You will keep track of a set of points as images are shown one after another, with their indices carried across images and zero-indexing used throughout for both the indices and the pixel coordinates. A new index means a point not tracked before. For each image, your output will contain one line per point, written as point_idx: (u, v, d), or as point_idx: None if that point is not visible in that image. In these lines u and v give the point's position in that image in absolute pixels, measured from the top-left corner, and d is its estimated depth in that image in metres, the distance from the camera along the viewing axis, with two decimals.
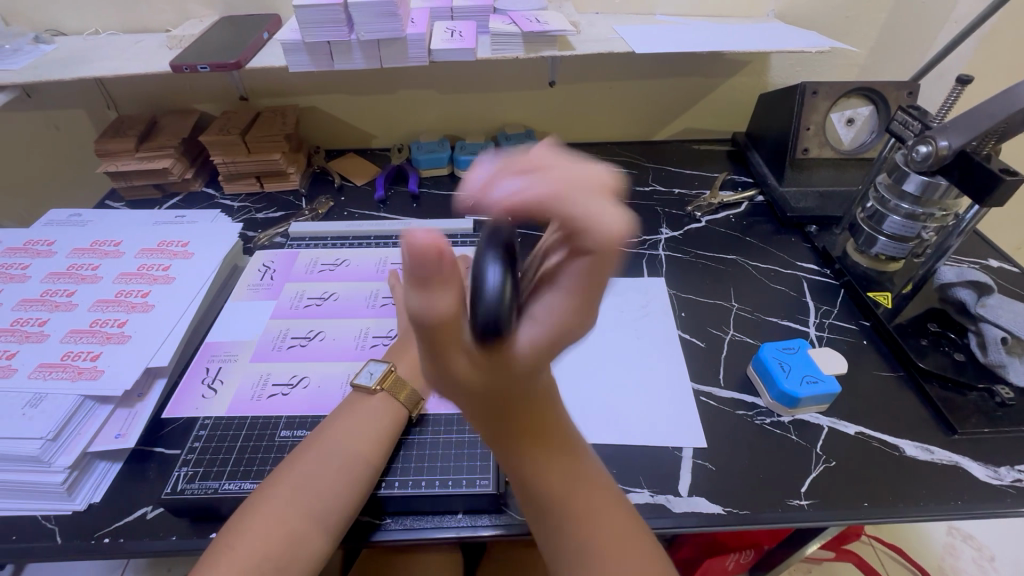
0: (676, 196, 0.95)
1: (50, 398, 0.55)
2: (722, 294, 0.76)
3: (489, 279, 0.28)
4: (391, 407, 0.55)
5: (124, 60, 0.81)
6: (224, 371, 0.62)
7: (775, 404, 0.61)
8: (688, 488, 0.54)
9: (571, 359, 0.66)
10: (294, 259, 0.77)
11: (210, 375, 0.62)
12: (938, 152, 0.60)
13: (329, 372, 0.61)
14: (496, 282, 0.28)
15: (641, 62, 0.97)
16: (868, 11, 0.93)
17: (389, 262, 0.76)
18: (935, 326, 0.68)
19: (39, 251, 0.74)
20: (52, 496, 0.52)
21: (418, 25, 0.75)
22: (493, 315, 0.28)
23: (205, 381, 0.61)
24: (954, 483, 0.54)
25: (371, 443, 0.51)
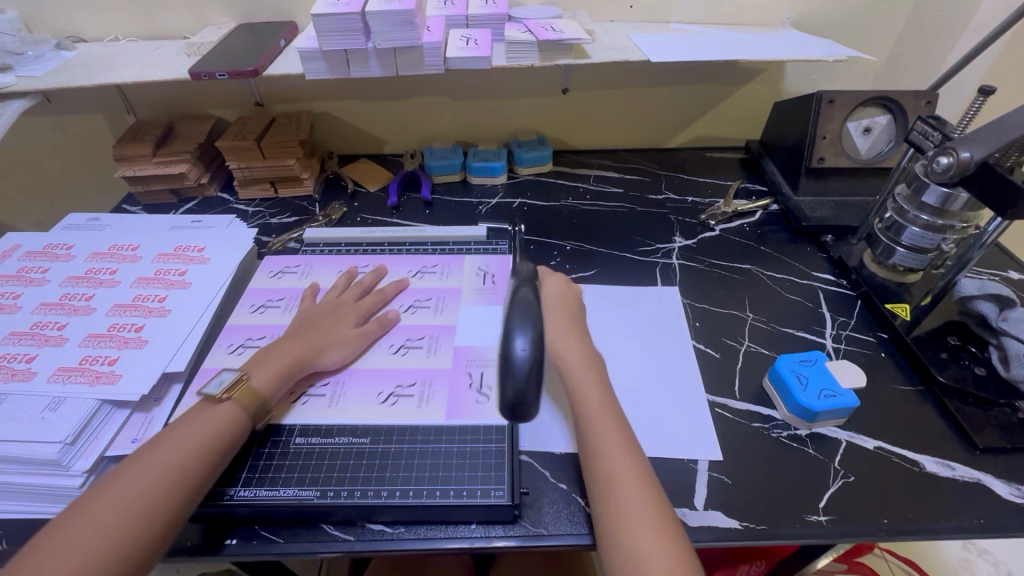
0: (689, 204, 0.94)
1: (69, 403, 0.56)
2: (737, 304, 0.75)
3: (518, 349, 0.54)
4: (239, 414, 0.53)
5: (144, 67, 0.82)
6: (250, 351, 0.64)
7: (791, 417, 0.60)
8: (704, 502, 0.54)
9: None
10: (323, 262, 0.78)
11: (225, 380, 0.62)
12: (960, 164, 0.59)
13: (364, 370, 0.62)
14: (524, 351, 0.54)
15: (656, 70, 0.97)
16: (885, 20, 0.92)
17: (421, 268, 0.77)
18: (955, 339, 0.67)
19: (58, 255, 0.75)
20: (70, 499, 0.52)
21: (435, 33, 0.75)
22: (523, 372, 0.54)
23: None
24: (976, 501, 0.53)
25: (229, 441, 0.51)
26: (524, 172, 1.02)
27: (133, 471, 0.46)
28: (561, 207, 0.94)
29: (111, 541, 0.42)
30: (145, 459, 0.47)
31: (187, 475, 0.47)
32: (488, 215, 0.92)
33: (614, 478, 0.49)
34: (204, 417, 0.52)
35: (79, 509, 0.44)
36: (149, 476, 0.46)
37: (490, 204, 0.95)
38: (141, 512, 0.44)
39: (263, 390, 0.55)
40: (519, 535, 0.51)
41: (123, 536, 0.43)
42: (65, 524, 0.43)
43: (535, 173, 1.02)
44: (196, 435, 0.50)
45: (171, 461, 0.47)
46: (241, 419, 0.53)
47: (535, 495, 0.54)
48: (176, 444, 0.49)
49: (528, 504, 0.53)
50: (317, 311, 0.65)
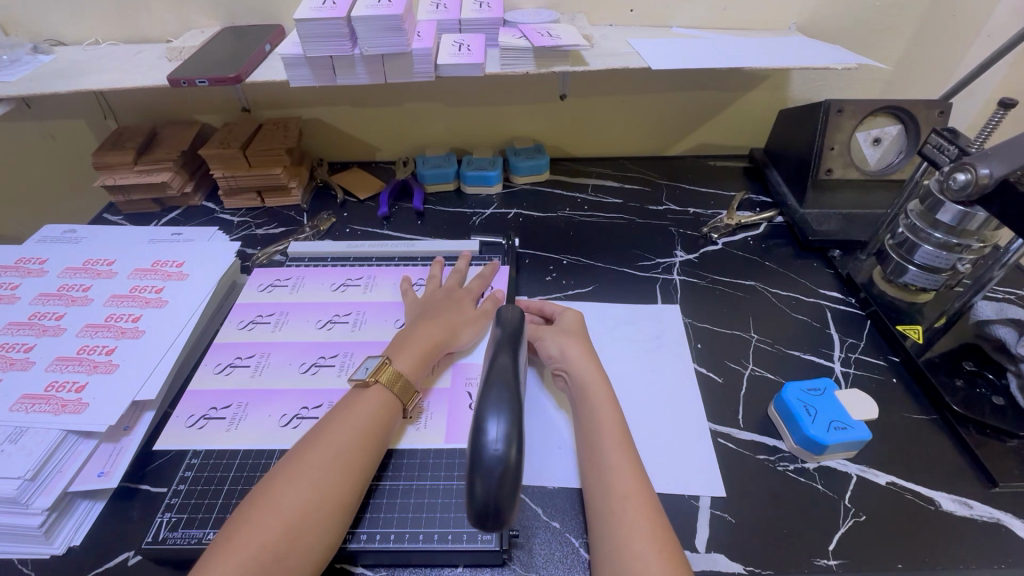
0: (691, 216, 0.91)
1: (31, 433, 0.53)
2: (740, 324, 0.72)
3: (491, 440, 0.37)
4: (388, 400, 0.53)
5: (123, 72, 0.78)
6: (235, 368, 0.62)
7: (798, 449, 0.57)
8: (706, 544, 0.50)
9: None
10: (317, 275, 0.75)
11: (202, 408, 0.58)
12: (978, 180, 0.56)
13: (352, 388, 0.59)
14: (498, 445, 0.37)
15: (658, 75, 0.93)
16: (896, 25, 0.88)
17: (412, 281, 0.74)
18: (971, 365, 0.63)
19: (30, 270, 0.71)
20: (29, 539, 0.49)
21: (425, 39, 0.71)
22: (496, 473, 0.36)
23: (215, 395, 0.59)
24: (995, 543, 0.50)
25: (364, 441, 0.49)
26: (521, 181, 0.98)
27: (310, 451, 0.47)
28: (559, 218, 0.91)
29: (290, 518, 0.43)
30: (324, 439, 0.48)
31: (354, 457, 0.48)
32: (483, 227, 0.89)
33: (624, 498, 0.46)
34: (359, 400, 0.52)
35: (267, 485, 0.45)
36: (334, 458, 0.47)
37: (484, 215, 0.91)
38: (316, 490, 0.45)
39: (406, 374, 0.55)
40: None
41: (301, 514, 0.43)
42: (261, 497, 0.44)
43: (531, 182, 0.98)
44: (356, 419, 0.50)
45: (341, 442, 0.48)
46: (395, 403, 0.53)
47: (525, 536, 0.51)
48: (341, 426, 0.49)
49: (519, 546, 0.50)
50: (433, 299, 0.66)
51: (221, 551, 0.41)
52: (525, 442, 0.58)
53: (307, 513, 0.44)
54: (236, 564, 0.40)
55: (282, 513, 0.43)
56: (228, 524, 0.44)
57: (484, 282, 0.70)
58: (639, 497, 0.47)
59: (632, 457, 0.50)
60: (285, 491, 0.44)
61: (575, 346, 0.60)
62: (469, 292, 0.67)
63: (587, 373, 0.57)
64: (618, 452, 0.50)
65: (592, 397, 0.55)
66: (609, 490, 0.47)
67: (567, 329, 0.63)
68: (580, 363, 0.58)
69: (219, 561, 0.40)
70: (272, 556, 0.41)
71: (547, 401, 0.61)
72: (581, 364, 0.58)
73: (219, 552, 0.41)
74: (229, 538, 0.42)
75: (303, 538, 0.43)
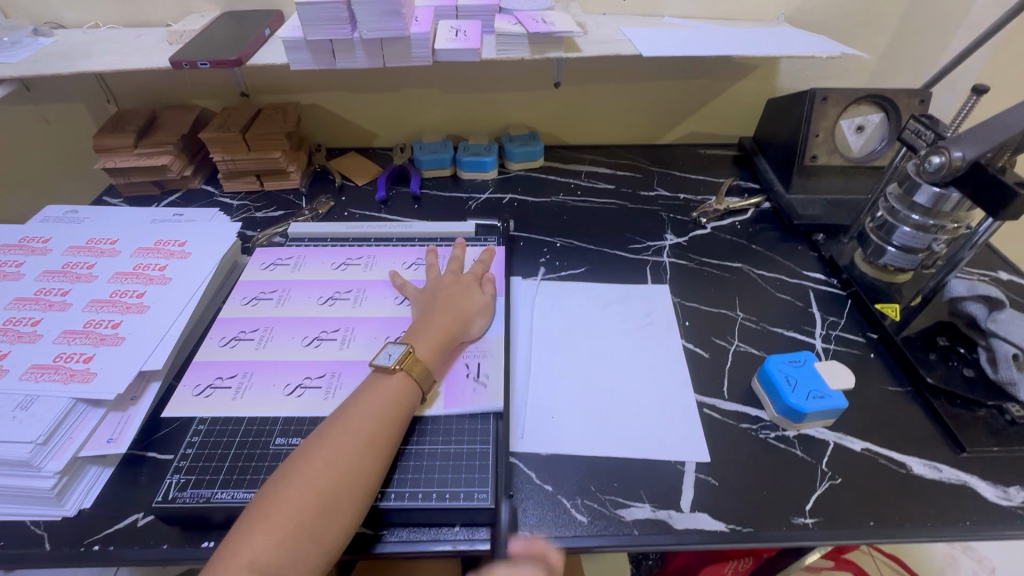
0: (681, 201, 0.93)
1: (41, 401, 0.54)
2: (727, 302, 0.75)
3: None
4: (411, 388, 0.55)
5: (125, 54, 0.79)
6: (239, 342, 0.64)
7: (779, 418, 0.59)
8: (690, 504, 0.53)
9: (574, 365, 0.65)
10: (319, 256, 0.77)
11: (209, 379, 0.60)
12: (951, 164, 0.59)
13: (353, 362, 0.61)
14: None
15: (650, 64, 0.95)
16: (881, 16, 0.91)
17: (409, 263, 0.75)
18: (944, 340, 0.67)
19: (34, 248, 0.73)
20: (41, 500, 0.51)
21: (423, 24, 0.73)
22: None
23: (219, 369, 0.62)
24: (961, 502, 0.53)
25: (389, 427, 0.51)
26: (515, 167, 1.00)
27: (337, 433, 0.49)
28: (552, 203, 0.93)
29: (322, 498, 0.45)
30: (351, 424, 0.50)
31: (380, 442, 0.50)
32: (479, 211, 0.91)
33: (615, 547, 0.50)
34: (382, 383, 0.54)
35: (297, 464, 0.47)
36: (362, 441, 0.49)
37: (479, 200, 0.93)
38: (344, 473, 0.47)
39: (425, 361, 0.57)
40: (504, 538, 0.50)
41: (332, 495, 0.46)
42: (293, 474, 0.46)
43: (526, 168, 1.00)
44: (380, 403, 0.52)
45: (367, 428, 0.50)
46: (415, 388, 0.55)
47: (519, 498, 0.53)
48: (367, 410, 0.51)
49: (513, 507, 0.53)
50: (437, 286, 0.67)
51: (257, 526, 0.44)
52: (527, 419, 0.60)
53: (337, 494, 0.46)
54: (273, 541, 0.43)
55: (312, 495, 0.45)
56: (259, 499, 0.46)
57: (483, 264, 0.72)
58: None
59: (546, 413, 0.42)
60: (316, 471, 0.46)
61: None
62: (474, 276, 0.69)
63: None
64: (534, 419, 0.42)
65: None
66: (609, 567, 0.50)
67: None
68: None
69: (256, 536, 0.43)
70: (306, 534, 0.44)
71: (544, 370, 0.65)
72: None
73: (252, 526, 0.44)
74: (264, 513, 0.44)
75: (333, 517, 0.45)
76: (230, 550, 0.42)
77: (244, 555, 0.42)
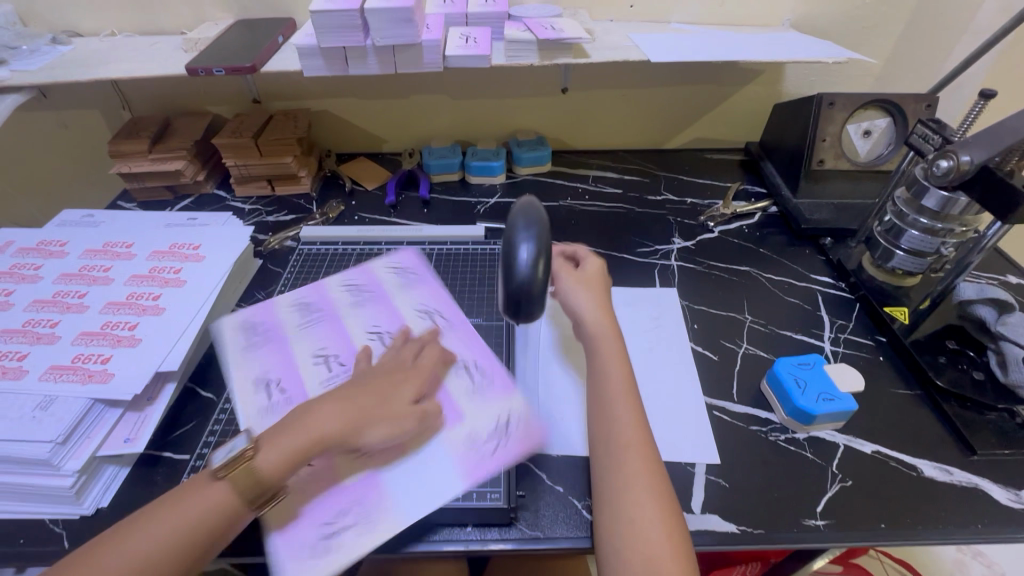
0: (688, 205, 0.94)
1: (60, 401, 0.55)
2: (735, 306, 0.75)
3: (523, 259, 0.45)
4: (225, 501, 0.46)
5: (141, 62, 0.81)
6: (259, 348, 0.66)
7: (789, 421, 0.60)
8: (701, 506, 0.53)
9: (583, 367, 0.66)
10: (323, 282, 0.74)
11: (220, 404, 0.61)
12: (960, 167, 0.59)
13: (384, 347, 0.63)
14: (527, 263, 0.45)
15: (657, 70, 0.96)
16: (887, 21, 0.91)
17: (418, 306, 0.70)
18: (953, 343, 0.67)
19: (52, 251, 0.74)
20: (60, 499, 0.52)
21: (434, 31, 0.74)
22: (525, 283, 0.45)
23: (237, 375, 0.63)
24: (972, 504, 0.53)
25: (175, 547, 0.43)
26: (523, 172, 1.01)
27: (233, 458, 0.48)
28: (560, 207, 0.94)
29: (189, 522, 0.44)
30: (129, 539, 0.42)
31: (157, 568, 0.42)
32: (487, 215, 0.92)
33: (626, 447, 0.49)
34: (193, 493, 0.46)
35: (194, 481, 0.47)
36: (131, 564, 0.41)
37: (488, 204, 0.94)
38: (220, 497, 0.46)
39: (268, 474, 0.47)
40: (517, 538, 0.51)
41: (196, 520, 0.44)
42: (176, 496, 0.46)
43: (533, 173, 1.01)
44: (176, 519, 0.44)
45: (144, 547, 0.42)
46: (228, 505, 0.46)
47: (531, 499, 0.54)
48: (150, 527, 0.43)
49: (525, 507, 0.53)
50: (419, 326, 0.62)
51: (118, 536, 0.43)
52: (536, 416, 0.60)
53: (206, 517, 0.45)
54: (127, 558, 0.41)
55: None
56: None
57: None
58: (639, 450, 0.49)
59: (636, 407, 0.53)
60: (198, 493, 0.46)
61: (590, 293, 0.62)
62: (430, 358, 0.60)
63: (597, 319, 0.59)
64: (623, 405, 0.52)
65: (603, 353, 0.57)
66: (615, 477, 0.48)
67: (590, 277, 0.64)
68: (584, 309, 0.60)
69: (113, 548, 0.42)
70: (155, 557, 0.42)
71: (555, 371, 0.65)
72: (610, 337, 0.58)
73: None
74: (130, 524, 0.44)
75: (186, 546, 0.43)
76: None
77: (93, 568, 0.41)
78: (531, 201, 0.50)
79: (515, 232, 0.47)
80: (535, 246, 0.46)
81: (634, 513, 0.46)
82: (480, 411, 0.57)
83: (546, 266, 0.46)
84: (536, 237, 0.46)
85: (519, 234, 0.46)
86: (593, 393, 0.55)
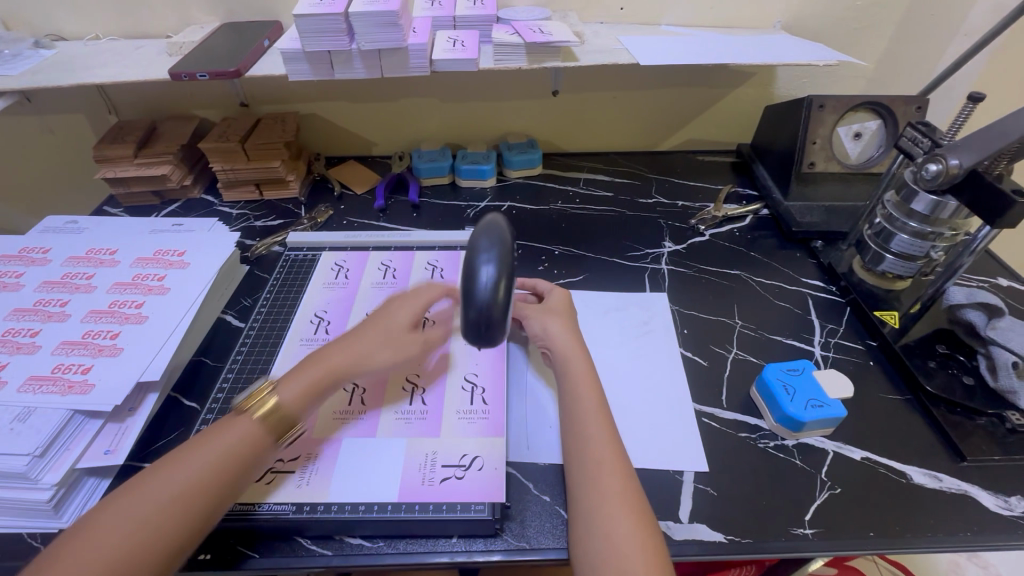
0: (680, 208, 0.93)
1: (39, 413, 0.54)
2: (725, 310, 0.75)
3: (484, 279, 0.44)
4: (272, 418, 0.52)
5: (125, 66, 0.80)
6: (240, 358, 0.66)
7: (778, 427, 0.59)
8: (688, 515, 0.53)
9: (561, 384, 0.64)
10: (364, 261, 0.79)
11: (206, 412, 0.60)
12: (949, 171, 0.59)
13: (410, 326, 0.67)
14: (489, 283, 0.44)
15: (647, 72, 0.96)
16: (878, 23, 0.91)
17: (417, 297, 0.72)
18: (943, 347, 0.66)
19: (34, 259, 0.73)
20: (38, 513, 0.51)
21: (420, 35, 0.74)
22: (485, 306, 0.44)
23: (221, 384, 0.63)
24: (962, 511, 0.53)
25: (229, 462, 0.48)
26: (514, 175, 1.00)
27: (232, 423, 0.50)
28: (550, 210, 0.93)
29: (194, 486, 0.46)
30: (184, 460, 0.47)
31: (211, 482, 0.47)
32: (477, 218, 0.91)
33: (599, 464, 0.50)
34: (245, 414, 0.51)
35: (187, 446, 0.49)
36: (189, 479, 0.46)
37: (478, 208, 0.94)
38: (262, 427, 0.51)
39: (299, 396, 0.53)
40: (503, 550, 0.50)
41: (201, 483, 0.46)
42: (173, 460, 0.47)
43: (524, 176, 1.01)
44: (229, 436, 0.49)
45: (200, 464, 0.47)
46: (280, 421, 0.52)
47: (517, 508, 0.53)
48: (203, 450, 0.48)
49: (512, 518, 0.52)
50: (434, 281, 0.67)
51: (121, 504, 0.44)
52: (517, 427, 0.60)
53: (210, 480, 0.47)
54: (134, 521, 0.43)
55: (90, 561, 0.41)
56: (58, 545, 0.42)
57: None
58: (614, 463, 0.50)
59: (607, 423, 0.54)
60: (197, 457, 0.47)
61: (557, 323, 0.63)
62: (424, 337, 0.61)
63: (566, 346, 0.60)
64: (595, 421, 0.53)
65: (572, 374, 0.58)
66: (590, 495, 0.48)
67: (554, 307, 0.65)
68: (552, 338, 0.61)
69: (117, 515, 0.44)
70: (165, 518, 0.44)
71: (536, 380, 0.64)
72: (578, 360, 0.59)
73: None
74: (131, 491, 0.45)
75: (197, 506, 0.45)
76: None
77: (100, 533, 0.42)
78: (496, 217, 0.48)
79: (477, 251, 0.45)
80: (497, 267, 0.44)
81: (607, 532, 0.46)
82: (459, 438, 0.57)
83: (508, 287, 0.44)
84: (498, 258, 0.44)
85: (481, 254, 0.44)
86: (566, 409, 0.55)
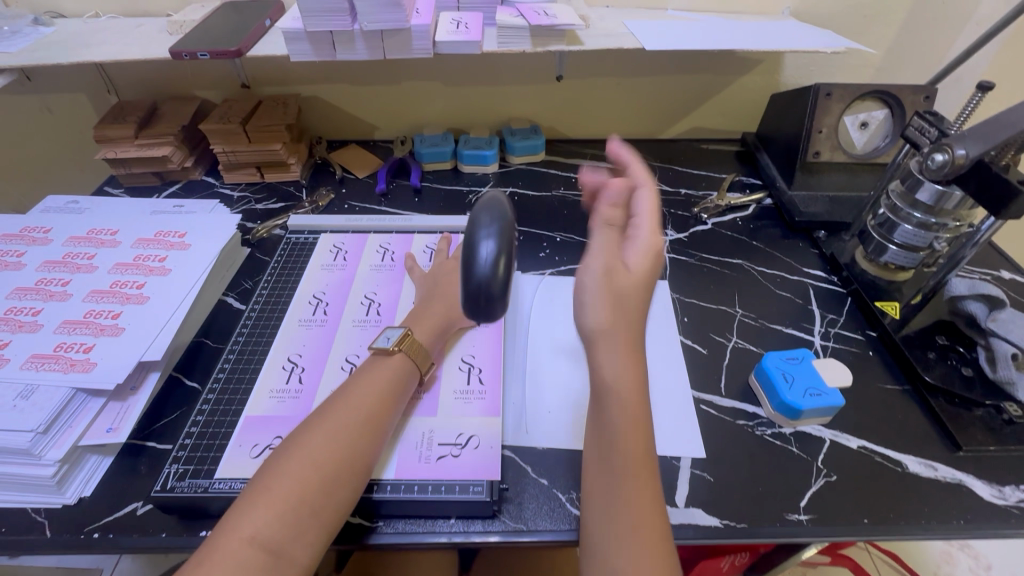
0: (682, 196, 0.93)
1: (42, 390, 0.55)
2: (725, 299, 0.75)
3: (484, 253, 0.39)
4: (406, 372, 0.56)
5: (125, 44, 0.79)
6: (240, 341, 0.65)
7: (775, 415, 0.60)
8: (685, 500, 0.53)
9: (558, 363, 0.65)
10: (363, 243, 0.79)
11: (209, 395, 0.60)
12: (955, 161, 0.58)
13: (398, 308, 0.68)
14: (489, 258, 0.39)
15: (653, 58, 0.95)
16: (887, 10, 0.90)
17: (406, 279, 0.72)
18: (943, 339, 0.66)
19: (35, 238, 0.73)
20: (41, 488, 0.52)
21: (423, 15, 0.73)
22: (484, 282, 0.39)
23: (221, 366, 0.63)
24: (957, 500, 0.53)
25: (377, 416, 0.51)
26: (517, 161, 1.00)
27: (338, 410, 0.50)
28: (552, 197, 0.93)
29: (325, 473, 0.46)
30: (333, 417, 0.50)
31: (366, 435, 0.50)
32: None
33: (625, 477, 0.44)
34: (378, 367, 0.55)
35: (299, 439, 0.48)
36: (342, 433, 0.49)
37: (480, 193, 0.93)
38: (392, 380, 0.54)
39: (422, 345, 0.59)
40: (500, 531, 0.50)
41: (331, 474, 0.46)
42: (294, 453, 0.46)
43: (527, 162, 1.00)
44: (373, 390, 0.53)
45: (352, 418, 0.50)
46: (412, 371, 0.56)
47: (515, 491, 0.54)
48: (346, 407, 0.51)
49: (509, 500, 0.53)
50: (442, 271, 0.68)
51: (257, 500, 0.43)
52: (516, 410, 0.60)
53: (338, 470, 0.47)
54: (276, 514, 0.43)
55: (270, 507, 0.43)
56: (245, 497, 0.44)
57: None
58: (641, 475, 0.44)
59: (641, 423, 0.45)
60: (317, 448, 0.47)
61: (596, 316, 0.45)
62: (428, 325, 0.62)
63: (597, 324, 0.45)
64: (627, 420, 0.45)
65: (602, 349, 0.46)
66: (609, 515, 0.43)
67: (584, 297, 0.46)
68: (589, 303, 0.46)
69: (257, 511, 0.43)
70: (309, 508, 0.44)
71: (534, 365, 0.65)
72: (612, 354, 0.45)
73: (210, 550, 0.41)
74: (264, 489, 0.44)
75: (333, 494, 0.46)
76: (222, 538, 0.41)
77: (243, 530, 0.42)
78: (496, 195, 0.43)
79: (477, 227, 0.41)
80: (497, 243, 0.40)
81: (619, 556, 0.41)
82: (456, 417, 0.57)
83: (509, 265, 0.40)
84: (498, 232, 0.40)
85: (481, 229, 0.40)
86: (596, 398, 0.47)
